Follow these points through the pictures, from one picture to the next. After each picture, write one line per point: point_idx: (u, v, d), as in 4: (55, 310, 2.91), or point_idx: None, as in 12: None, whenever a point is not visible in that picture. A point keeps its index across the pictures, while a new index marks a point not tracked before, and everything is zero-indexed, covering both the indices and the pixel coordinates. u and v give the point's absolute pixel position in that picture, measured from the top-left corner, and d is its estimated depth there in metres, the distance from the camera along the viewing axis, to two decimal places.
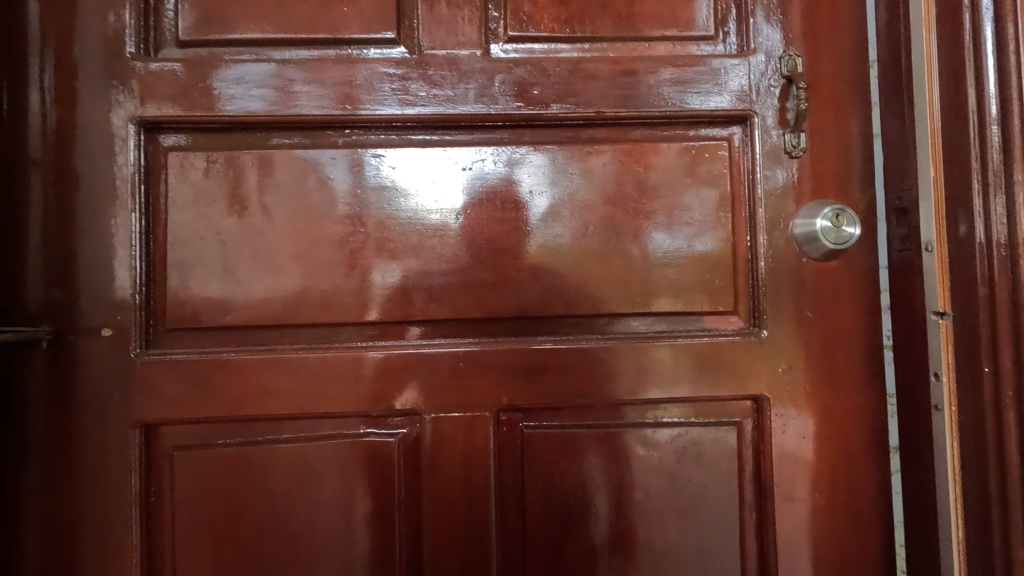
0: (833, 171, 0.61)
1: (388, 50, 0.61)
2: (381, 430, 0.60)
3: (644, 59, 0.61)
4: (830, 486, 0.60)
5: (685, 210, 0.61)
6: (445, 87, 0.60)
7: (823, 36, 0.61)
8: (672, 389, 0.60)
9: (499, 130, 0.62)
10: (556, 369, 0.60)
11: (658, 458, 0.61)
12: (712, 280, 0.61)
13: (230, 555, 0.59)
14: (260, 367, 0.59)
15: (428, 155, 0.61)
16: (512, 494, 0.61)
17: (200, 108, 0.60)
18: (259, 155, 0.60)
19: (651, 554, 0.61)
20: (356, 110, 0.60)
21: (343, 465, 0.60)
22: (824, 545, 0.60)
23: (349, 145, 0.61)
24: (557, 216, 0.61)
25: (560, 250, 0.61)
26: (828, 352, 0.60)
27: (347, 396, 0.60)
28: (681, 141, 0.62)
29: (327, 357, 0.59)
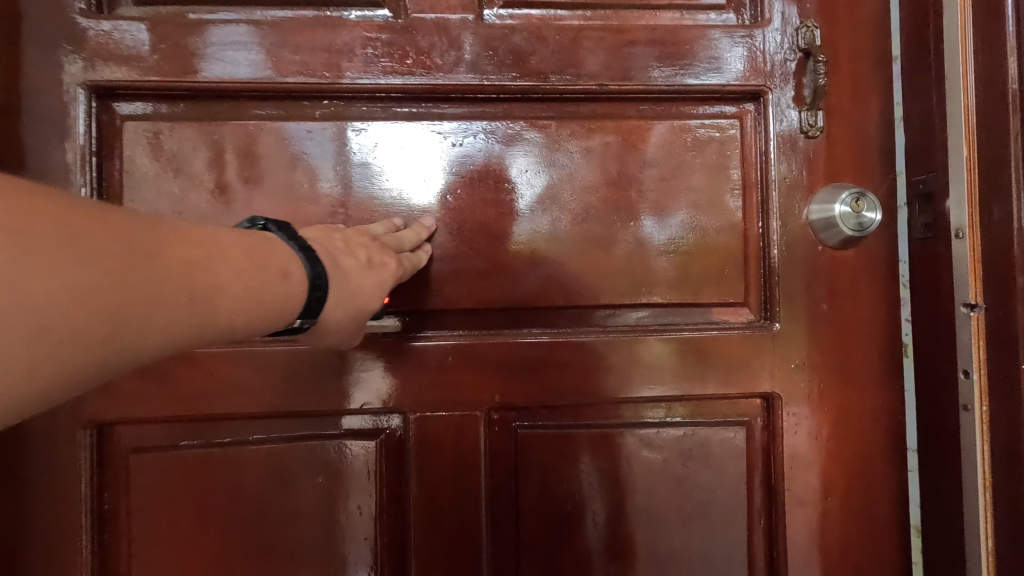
0: (850, 154, 0.57)
1: (371, 13, 0.55)
2: (362, 430, 0.55)
3: (650, 29, 0.56)
4: (844, 489, 0.57)
5: (693, 193, 0.57)
6: (434, 55, 0.55)
7: (843, 7, 0.56)
8: (678, 385, 0.56)
9: (492, 104, 0.57)
10: (553, 364, 0.56)
11: (661, 459, 0.57)
12: (722, 269, 0.57)
13: (195, 567, 0.54)
14: (228, 362, 0.54)
15: (415, 130, 0.56)
16: (504, 500, 0.56)
17: (161, 73, 0.53)
18: (228, 127, 0.54)
19: (654, 562, 0.57)
20: (336, 79, 0.54)
21: (320, 468, 0.55)
22: (836, 551, 0.57)
23: (328, 117, 0.55)
24: (557, 197, 0.56)
25: (559, 235, 0.56)
26: (844, 347, 0.56)
27: (326, 393, 0.54)
28: (688, 119, 0.57)
29: (303, 351, 0.54)
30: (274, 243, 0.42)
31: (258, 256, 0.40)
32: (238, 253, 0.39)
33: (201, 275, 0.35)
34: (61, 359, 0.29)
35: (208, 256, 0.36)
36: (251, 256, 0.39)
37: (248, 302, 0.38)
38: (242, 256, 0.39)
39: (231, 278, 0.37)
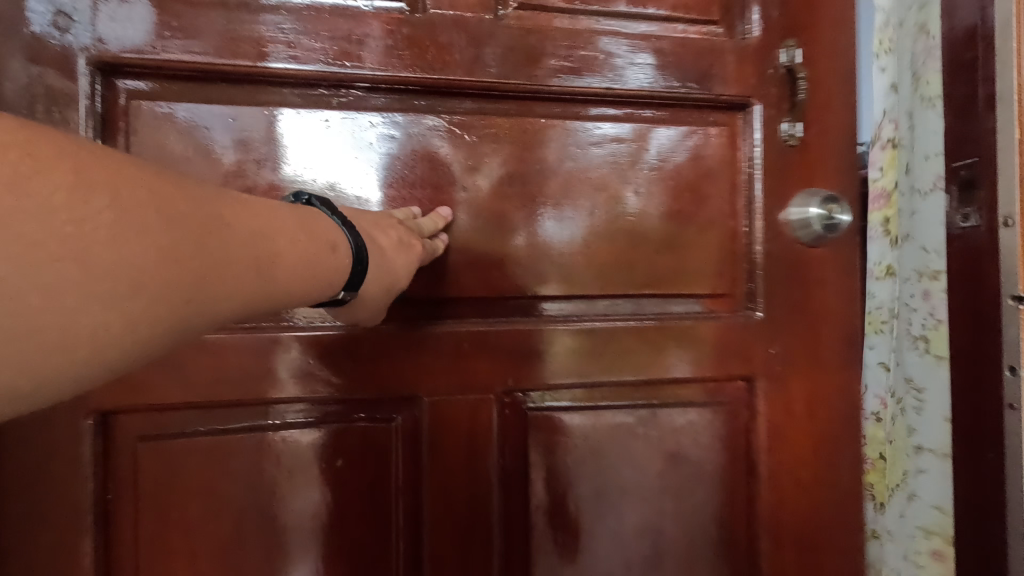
0: (824, 161, 0.64)
1: (389, 5, 0.56)
2: (376, 414, 0.57)
3: (652, 38, 0.61)
4: (813, 460, 0.64)
5: (688, 192, 0.62)
6: (452, 51, 0.57)
7: (821, 29, 0.63)
8: (673, 368, 0.61)
9: (506, 101, 0.59)
10: (562, 349, 0.59)
11: (657, 437, 0.62)
12: (712, 263, 0.62)
13: (206, 556, 0.54)
14: (242, 348, 0.54)
15: (432, 123, 0.57)
16: (515, 477, 0.59)
17: (171, 52, 0.52)
18: (245, 112, 0.54)
19: (650, 531, 0.62)
20: (354, 69, 0.55)
21: (335, 452, 0.56)
22: (806, 515, 0.64)
23: (345, 107, 0.56)
24: (567, 192, 0.60)
25: (569, 227, 0.60)
26: (814, 334, 0.64)
27: (343, 378, 0.55)
28: (685, 124, 0.62)
29: (320, 336, 0.55)
30: (322, 218, 0.43)
31: (310, 228, 0.41)
32: (294, 225, 0.40)
33: (264, 244, 0.36)
34: (144, 324, 0.29)
35: (267, 230, 0.37)
36: (303, 228, 0.40)
37: (304, 273, 0.39)
38: (297, 228, 0.40)
39: (288, 248, 0.38)
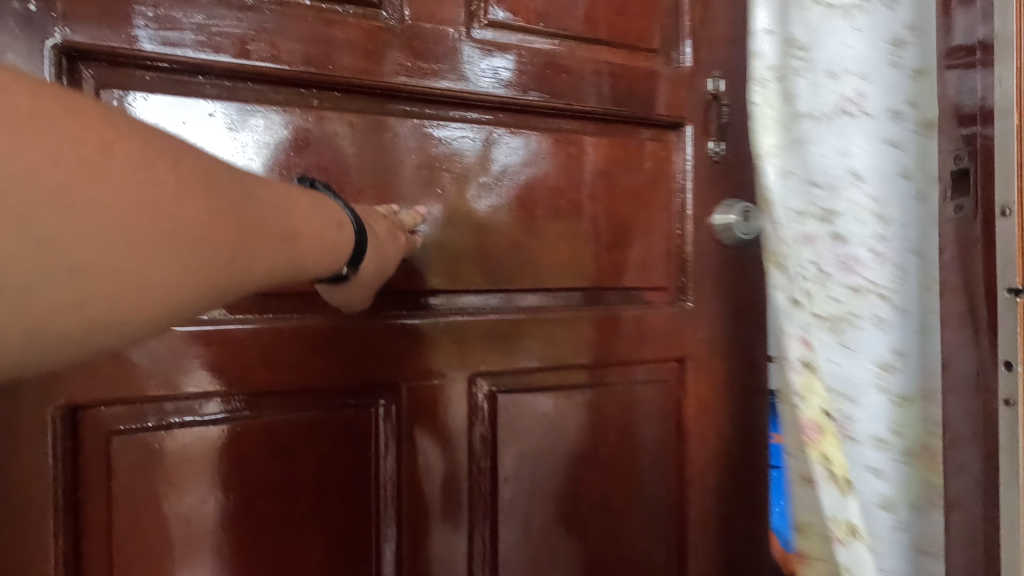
0: (742, 176, 0.76)
1: (368, 14, 0.60)
2: (358, 401, 0.60)
3: (604, 61, 0.69)
4: (731, 427, 0.76)
5: (633, 197, 0.71)
6: (429, 60, 0.61)
7: (740, 64, 0.75)
8: (620, 352, 0.70)
9: (478, 110, 0.64)
10: (528, 337, 0.66)
11: (607, 413, 0.70)
12: (652, 260, 0.72)
13: (184, 548, 0.54)
14: (224, 339, 0.55)
15: (409, 126, 0.61)
16: (484, 455, 0.65)
17: (146, 43, 0.52)
18: (224, 108, 0.55)
19: (602, 498, 0.70)
20: (336, 71, 0.58)
21: (318, 439, 0.58)
22: (726, 474, 0.76)
23: (325, 107, 0.58)
24: (532, 195, 0.66)
25: (534, 227, 0.66)
26: (733, 321, 0.76)
27: (326, 367, 0.58)
28: (630, 138, 0.71)
29: (303, 327, 0.57)
30: (327, 200, 0.52)
31: (321, 209, 0.50)
32: (308, 206, 0.48)
33: (287, 220, 0.44)
34: (205, 275, 0.36)
35: (289, 209, 0.45)
36: (316, 208, 0.49)
37: (314, 245, 0.48)
38: (311, 208, 0.48)
39: (304, 224, 0.46)
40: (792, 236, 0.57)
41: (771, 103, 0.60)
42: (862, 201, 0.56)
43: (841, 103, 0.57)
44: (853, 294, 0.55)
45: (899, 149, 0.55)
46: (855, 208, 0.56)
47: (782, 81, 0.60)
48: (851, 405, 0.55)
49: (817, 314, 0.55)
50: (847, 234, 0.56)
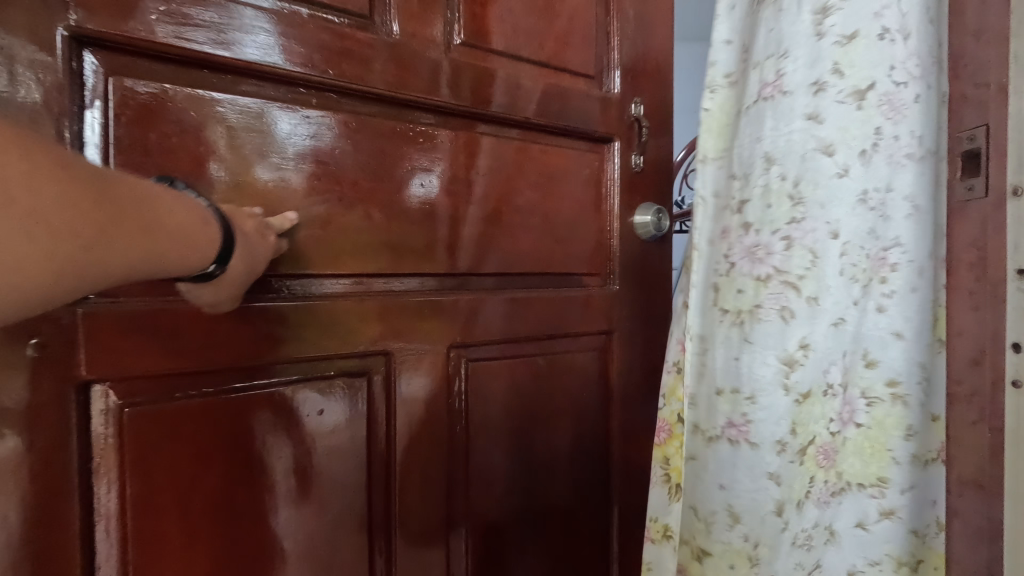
0: (647, 185, 1.01)
1: (361, 25, 0.71)
2: (352, 373, 0.72)
3: (552, 83, 0.89)
4: (641, 375, 1.01)
5: (574, 198, 0.92)
6: (417, 69, 0.74)
7: (644, 89, 1.00)
8: (560, 325, 0.91)
9: (452, 117, 0.79)
10: (498, 314, 0.84)
11: (549, 375, 0.90)
12: (586, 247, 0.94)
13: (198, 508, 0.62)
14: (239, 314, 0.63)
15: (397, 127, 0.74)
16: (459, 414, 0.81)
17: (159, 36, 0.57)
18: (230, 102, 0.63)
19: (549, 441, 0.90)
20: (339, 77, 0.68)
21: (319, 406, 0.69)
22: (634, 415, 1.00)
23: (324, 108, 0.68)
24: (500, 191, 0.83)
25: (501, 218, 0.84)
26: (642, 292, 1.01)
27: (328, 342, 0.69)
28: (572, 149, 0.92)
29: (312, 307, 0.68)
30: (185, 196, 0.50)
31: (185, 206, 0.49)
32: (172, 201, 0.47)
33: (151, 213, 0.44)
34: (51, 260, 0.35)
35: (155, 202, 0.44)
36: (180, 205, 0.48)
37: (183, 239, 0.47)
38: (175, 203, 0.47)
39: (169, 216, 0.46)
40: (700, 252, 0.81)
41: (721, 105, 0.82)
42: (774, 182, 0.75)
43: (760, 93, 0.75)
44: (758, 282, 0.76)
45: (830, 152, 0.73)
46: (766, 190, 0.75)
47: (731, 88, 0.81)
48: (817, 404, 0.76)
49: (727, 308, 0.79)
50: (767, 221, 0.75)
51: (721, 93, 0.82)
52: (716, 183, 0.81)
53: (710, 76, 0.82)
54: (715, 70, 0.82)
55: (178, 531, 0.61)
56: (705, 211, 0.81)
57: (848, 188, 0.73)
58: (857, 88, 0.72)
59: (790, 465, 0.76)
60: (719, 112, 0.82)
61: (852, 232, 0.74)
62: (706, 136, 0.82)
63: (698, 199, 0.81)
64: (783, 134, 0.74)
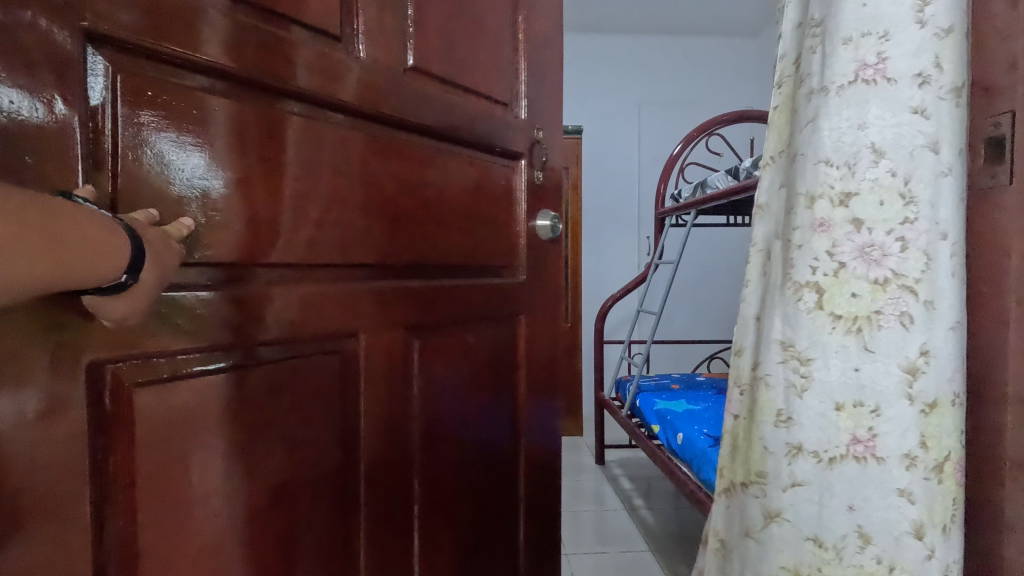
0: (544, 194, 1.24)
1: (333, 44, 0.81)
2: (328, 349, 0.82)
3: (482, 109, 1.08)
4: (542, 348, 1.25)
5: (496, 203, 1.12)
6: (382, 88, 0.87)
7: (542, 118, 1.24)
8: (486, 309, 1.11)
9: (405, 131, 0.93)
10: (444, 299, 1.01)
11: (478, 349, 1.10)
12: (505, 244, 1.15)
13: (203, 475, 0.67)
14: (233, 298, 0.69)
15: (365, 137, 0.86)
16: (409, 385, 0.95)
17: (168, 44, 0.62)
18: (227, 106, 0.69)
19: (479, 404, 1.10)
20: (319, 90, 0.78)
21: (303, 378, 0.79)
22: (536, 382, 1.24)
23: (304, 117, 0.78)
24: (445, 195, 1.00)
25: (445, 218, 1.00)
26: (544, 282, 1.25)
27: (312, 322, 0.79)
28: (495, 164, 1.12)
29: (296, 291, 0.77)
30: (89, 208, 0.49)
31: (90, 218, 0.48)
32: (77, 213, 0.47)
33: (48, 233, 0.45)
34: None
35: (52, 215, 0.45)
36: (87, 217, 0.48)
37: (88, 253, 0.48)
38: (80, 216, 0.48)
39: (70, 230, 0.47)
40: (758, 246, 0.94)
41: (786, 94, 0.92)
42: (885, 178, 0.80)
43: (859, 73, 0.81)
44: (876, 287, 0.81)
45: (938, 149, 0.78)
46: (875, 185, 0.81)
47: (795, 79, 0.91)
48: (937, 421, 0.79)
49: (839, 312, 0.82)
50: (881, 221, 0.81)
51: (787, 84, 0.92)
52: (777, 180, 0.92)
53: (782, 67, 0.93)
54: (784, 62, 0.93)
55: (183, 497, 0.65)
56: (766, 217, 0.93)
57: (953, 186, 0.78)
58: (954, 85, 0.78)
59: (924, 482, 0.79)
60: (786, 102, 0.92)
61: (960, 232, 0.78)
62: (771, 135, 0.94)
63: (758, 206, 0.94)
64: (884, 122, 0.80)
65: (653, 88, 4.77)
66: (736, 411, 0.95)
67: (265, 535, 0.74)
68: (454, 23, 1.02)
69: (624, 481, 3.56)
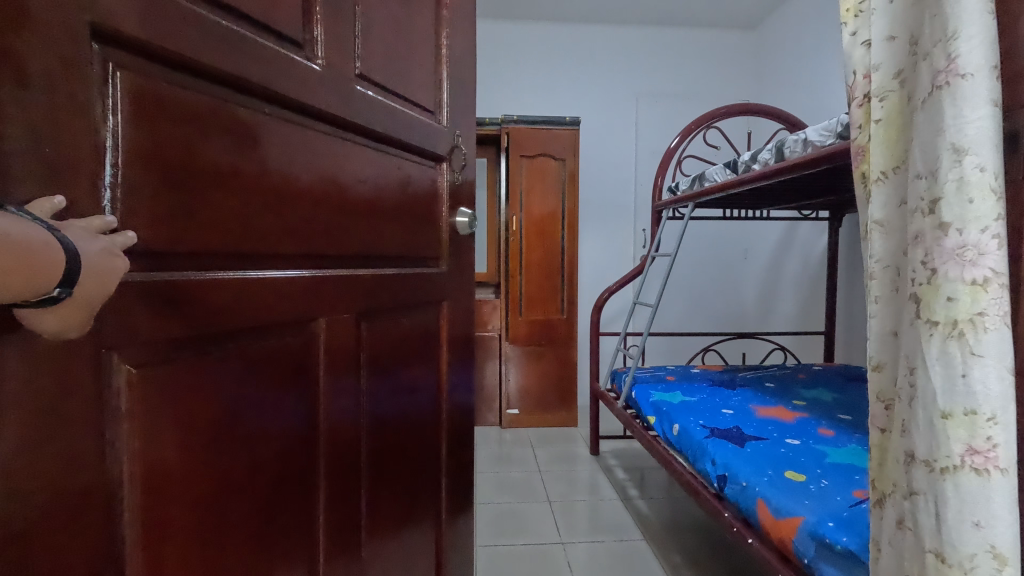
0: (460, 191, 1.37)
1: (296, 50, 0.85)
2: (293, 332, 0.88)
3: (415, 116, 1.18)
4: (459, 329, 1.39)
5: (426, 199, 1.23)
6: (338, 93, 0.94)
7: (457, 123, 1.36)
8: (420, 296, 1.21)
9: (356, 133, 1.00)
10: (386, 287, 1.09)
11: (413, 332, 1.20)
12: (431, 237, 1.26)
13: (191, 453, 0.70)
14: (217, 284, 0.73)
15: (324, 138, 0.91)
16: (358, 365, 1.03)
17: (165, 45, 0.64)
18: (213, 105, 0.71)
19: (413, 381, 1.20)
20: (288, 94, 0.83)
21: (273, 359, 0.84)
22: (455, 358, 1.37)
23: (275, 116, 0.81)
24: (386, 192, 1.09)
25: (386, 213, 1.09)
26: (460, 269, 1.39)
27: (284, 307, 0.85)
28: (424, 165, 1.22)
29: (270, 279, 0.82)
30: (17, 218, 0.46)
31: (21, 230, 0.46)
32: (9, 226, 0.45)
33: None
34: None
35: None
36: (18, 229, 0.46)
37: (20, 269, 0.46)
38: (10, 228, 0.45)
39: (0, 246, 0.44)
40: (882, 262, 0.86)
41: (891, 108, 0.84)
42: (972, 175, 0.70)
43: (933, 82, 0.75)
44: (974, 288, 0.70)
45: None
46: (961, 184, 0.71)
47: (901, 95, 0.83)
48: None
49: (937, 320, 0.73)
50: (971, 220, 0.70)
51: (892, 98, 0.84)
52: (892, 199, 0.84)
53: (879, 81, 0.85)
54: (881, 76, 0.85)
55: (177, 475, 0.68)
56: (885, 233, 0.86)
57: None
58: None
59: None
60: (892, 115, 0.85)
61: None
62: (876, 150, 0.86)
63: (874, 223, 0.87)
64: (962, 121, 0.71)
65: (643, 80, 4.79)
66: (882, 425, 0.88)
67: (244, 507, 0.79)
68: (392, 33, 1.10)
69: (620, 471, 3.63)
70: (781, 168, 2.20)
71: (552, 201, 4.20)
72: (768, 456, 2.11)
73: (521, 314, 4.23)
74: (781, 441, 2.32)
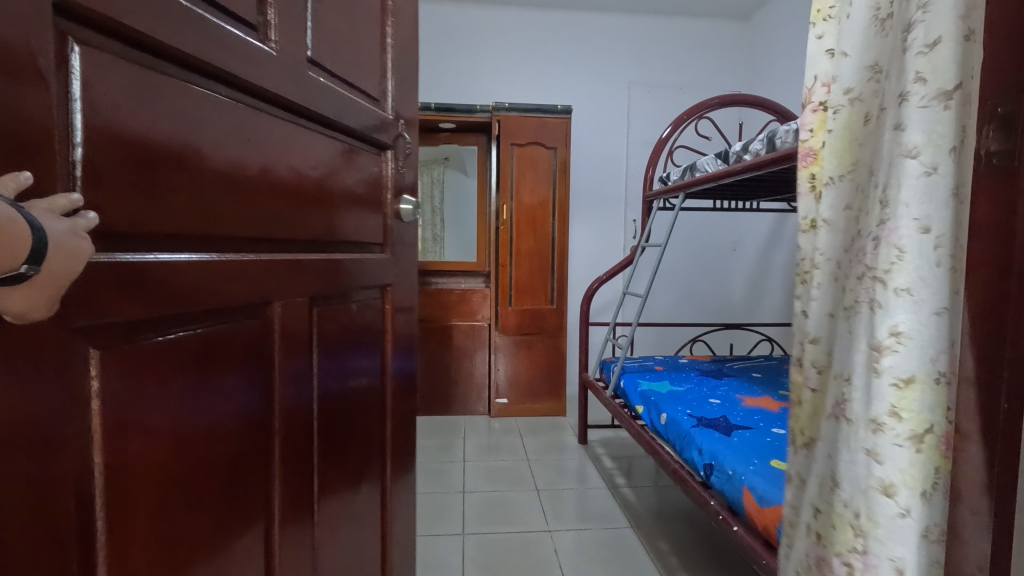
0: (405, 178, 1.38)
1: (251, 33, 0.85)
2: (251, 314, 0.88)
3: (363, 103, 1.18)
4: (403, 314, 1.40)
5: (373, 185, 1.23)
6: (291, 77, 0.94)
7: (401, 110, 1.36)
8: (368, 281, 1.22)
9: (307, 119, 1.00)
10: (337, 271, 1.10)
11: (361, 317, 1.21)
12: (378, 223, 1.27)
13: (157, 432, 0.71)
14: (180, 267, 0.73)
15: (277, 121, 0.92)
16: (311, 347, 1.04)
17: (125, 24, 0.64)
18: (171, 85, 0.71)
19: (362, 365, 1.22)
20: (244, 76, 0.83)
21: (233, 341, 0.85)
22: (400, 343, 1.39)
23: (232, 98, 0.82)
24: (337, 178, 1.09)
25: (336, 198, 1.10)
26: (403, 255, 1.40)
27: (243, 288, 0.85)
28: (371, 153, 1.23)
29: (229, 262, 0.82)
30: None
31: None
32: None
33: None
34: None
35: None
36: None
37: None
38: None
39: None
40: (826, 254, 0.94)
41: (843, 121, 0.92)
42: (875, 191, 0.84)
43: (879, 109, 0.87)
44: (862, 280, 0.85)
45: (915, 155, 0.77)
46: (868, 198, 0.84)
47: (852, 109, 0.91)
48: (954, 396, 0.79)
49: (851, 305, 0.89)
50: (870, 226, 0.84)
51: (843, 111, 0.92)
52: (837, 202, 0.94)
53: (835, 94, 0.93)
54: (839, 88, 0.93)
55: (144, 454, 0.70)
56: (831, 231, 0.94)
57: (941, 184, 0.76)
58: (942, 92, 0.76)
59: (897, 447, 0.79)
60: (844, 129, 0.92)
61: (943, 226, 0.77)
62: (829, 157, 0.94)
63: (822, 220, 0.95)
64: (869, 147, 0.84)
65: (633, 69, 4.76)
66: (814, 385, 0.98)
67: (207, 485, 0.80)
68: (341, 19, 1.09)
69: (605, 460, 3.67)
70: (773, 158, 2.21)
71: (543, 191, 4.19)
72: (754, 444, 2.16)
73: (510, 304, 4.22)
74: (767, 429, 2.37)
